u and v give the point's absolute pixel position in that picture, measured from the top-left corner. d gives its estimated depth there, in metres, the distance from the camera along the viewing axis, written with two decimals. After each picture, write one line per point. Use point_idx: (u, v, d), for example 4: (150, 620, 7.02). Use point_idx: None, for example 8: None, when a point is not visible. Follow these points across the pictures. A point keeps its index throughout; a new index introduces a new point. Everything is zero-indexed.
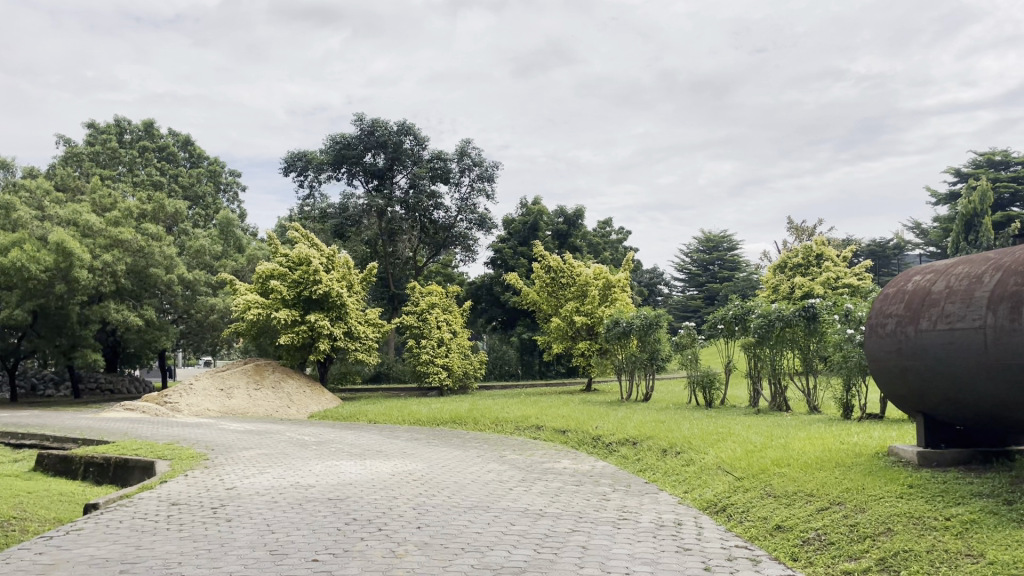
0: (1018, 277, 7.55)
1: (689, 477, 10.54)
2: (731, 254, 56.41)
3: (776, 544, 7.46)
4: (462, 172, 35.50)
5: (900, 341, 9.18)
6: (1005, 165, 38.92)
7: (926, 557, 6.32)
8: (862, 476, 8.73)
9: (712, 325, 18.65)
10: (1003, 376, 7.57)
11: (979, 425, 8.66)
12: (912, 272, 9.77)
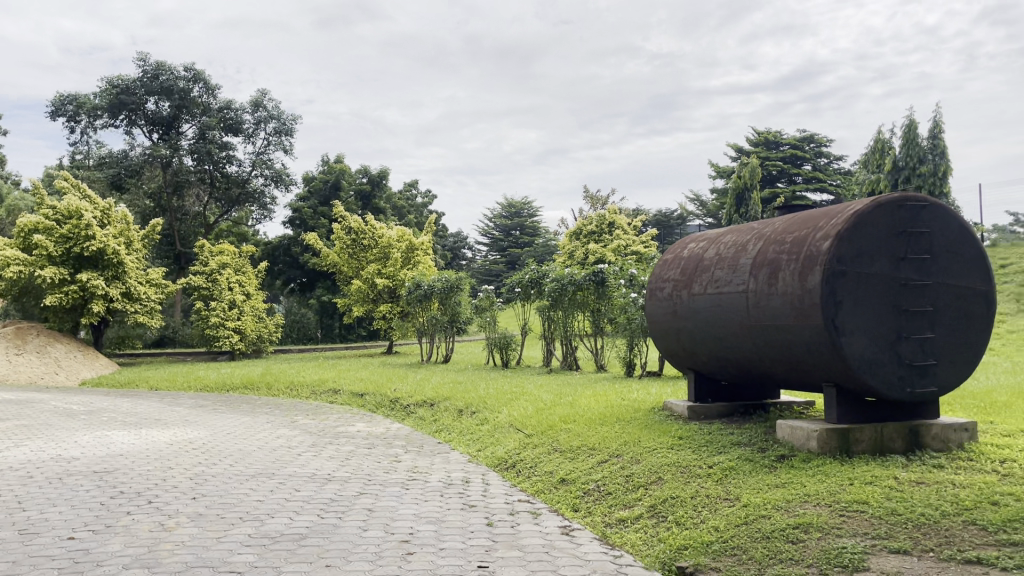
0: (777, 246, 8.28)
1: (482, 436, 10.74)
2: (531, 221, 58.29)
3: (558, 498, 7.77)
4: (256, 125, 33.75)
5: (675, 304, 9.83)
6: (776, 146, 42.78)
7: (689, 503, 6.84)
8: (638, 430, 9.30)
9: (509, 289, 19.06)
10: (761, 336, 8.30)
11: (740, 380, 9.49)
12: (688, 240, 10.46)
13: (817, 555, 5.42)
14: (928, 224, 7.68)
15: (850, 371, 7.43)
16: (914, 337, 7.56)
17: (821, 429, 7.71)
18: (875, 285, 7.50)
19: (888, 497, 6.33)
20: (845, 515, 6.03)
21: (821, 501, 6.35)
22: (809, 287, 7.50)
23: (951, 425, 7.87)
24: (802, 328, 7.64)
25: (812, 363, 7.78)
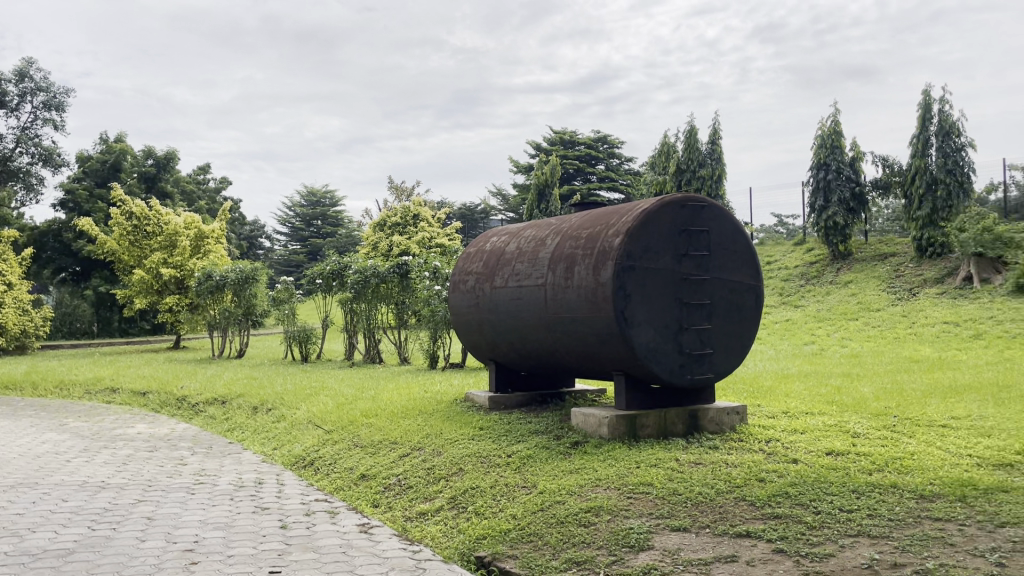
0: (573, 241, 8.60)
1: (278, 434, 10.29)
2: (332, 211, 56.94)
3: (357, 494, 7.59)
4: (20, 96, 30.33)
5: (478, 297, 9.94)
6: (573, 145, 44.60)
7: (488, 493, 6.93)
8: (440, 422, 9.32)
9: (310, 280, 18.46)
10: (557, 327, 8.58)
11: (538, 371, 9.79)
12: (490, 234, 10.62)
13: (607, 537, 5.66)
14: (706, 223, 8.29)
15: (637, 360, 7.85)
16: (693, 328, 8.13)
17: (612, 416, 8.10)
18: (660, 279, 7.98)
19: (671, 478, 6.77)
20: (633, 497, 6.37)
21: (612, 485, 6.67)
22: (601, 281, 7.83)
23: (725, 409, 8.55)
24: (594, 319, 7.96)
25: (604, 353, 8.14)
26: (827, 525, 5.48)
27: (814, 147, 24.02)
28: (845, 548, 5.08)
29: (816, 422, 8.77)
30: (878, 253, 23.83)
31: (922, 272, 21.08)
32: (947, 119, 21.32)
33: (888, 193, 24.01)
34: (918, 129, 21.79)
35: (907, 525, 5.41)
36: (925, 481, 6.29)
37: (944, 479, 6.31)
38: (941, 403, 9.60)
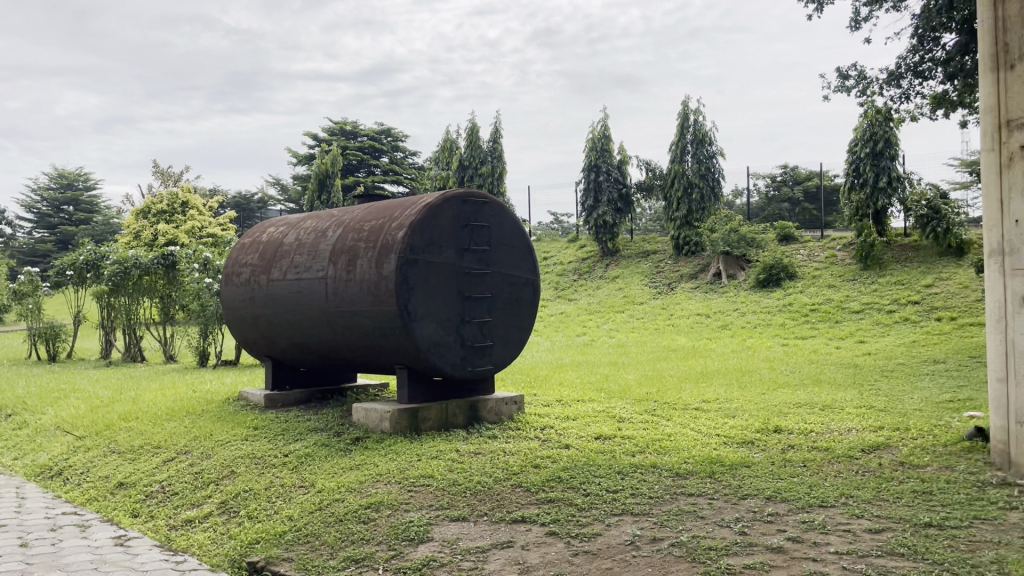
0: (355, 234, 8.44)
1: (18, 442, 9.18)
2: (87, 196, 51.81)
3: (115, 504, 6.95)
4: None
5: (253, 290, 9.48)
6: (354, 136, 43.86)
7: (263, 495, 6.63)
8: (209, 423, 8.79)
9: (59, 272, 16.67)
10: (339, 322, 8.38)
11: (318, 366, 9.52)
12: (267, 224, 10.17)
13: (386, 532, 5.62)
14: (487, 219, 8.47)
15: (420, 354, 7.85)
16: (473, 321, 8.27)
17: (393, 411, 8.05)
18: (442, 273, 8.04)
19: (451, 469, 6.86)
20: (413, 490, 6.38)
21: (392, 480, 6.63)
22: (383, 274, 7.75)
23: (504, 399, 8.80)
24: (376, 313, 7.87)
25: (386, 347, 8.07)
26: (595, 506, 5.81)
27: (586, 149, 25.39)
28: (611, 526, 5.41)
29: (587, 409, 9.28)
30: (641, 250, 25.62)
31: (679, 268, 22.95)
32: (701, 129, 23.47)
33: (651, 195, 25.92)
34: (676, 137, 23.75)
35: (665, 501, 5.86)
36: (681, 460, 6.86)
37: (696, 458, 6.92)
38: (693, 388, 10.54)
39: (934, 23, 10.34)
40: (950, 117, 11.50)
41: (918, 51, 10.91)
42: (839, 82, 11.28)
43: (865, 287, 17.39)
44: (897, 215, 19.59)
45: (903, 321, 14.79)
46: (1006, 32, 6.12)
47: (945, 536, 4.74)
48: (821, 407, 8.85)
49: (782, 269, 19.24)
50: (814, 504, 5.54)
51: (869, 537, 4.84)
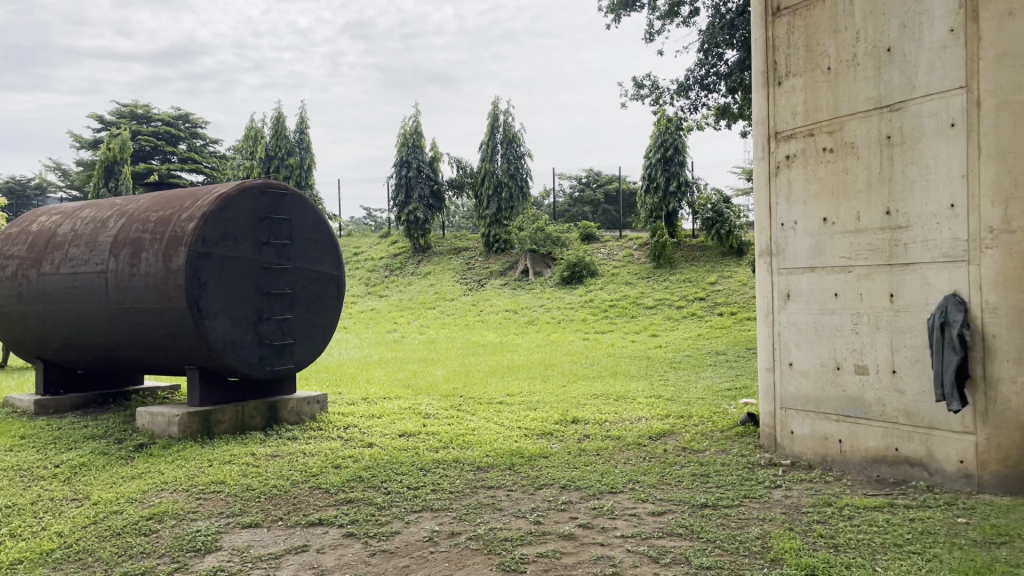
0: (141, 225, 7.84)
1: None
2: None
3: None
4: None
5: (20, 286, 8.56)
6: (146, 120, 40.87)
7: (28, 510, 5.97)
8: None
9: None
10: (121, 319, 7.74)
11: (98, 368, 8.76)
12: (38, 213, 9.22)
13: (169, 543, 5.23)
14: (288, 212, 8.15)
15: (213, 352, 7.42)
16: (272, 318, 7.93)
17: (184, 413, 7.57)
18: (238, 267, 7.64)
19: (245, 474, 6.53)
20: (202, 498, 6.01)
21: (178, 488, 6.22)
22: (172, 268, 7.25)
23: (306, 399, 8.52)
24: (164, 310, 7.35)
25: (176, 347, 7.55)
26: (395, 504, 5.74)
27: (397, 144, 25.17)
28: (410, 523, 5.36)
29: (392, 406, 9.19)
30: (452, 247, 25.78)
31: (488, 265, 23.32)
32: (509, 129, 24.05)
33: (461, 193, 26.15)
34: (487, 135, 24.15)
35: (465, 495, 5.90)
36: (482, 454, 6.94)
37: (497, 451, 7.04)
38: (498, 383, 10.75)
39: (717, 39, 11.20)
40: (731, 128, 12.46)
41: (704, 65, 11.73)
42: (635, 90, 11.91)
43: (658, 284, 18.52)
44: (687, 217, 21.03)
45: (690, 316, 15.90)
46: (776, 51, 6.71)
47: (718, 515, 5.11)
48: (615, 398, 9.31)
49: (584, 266, 20.08)
50: (604, 491, 5.79)
51: (652, 520, 5.11)
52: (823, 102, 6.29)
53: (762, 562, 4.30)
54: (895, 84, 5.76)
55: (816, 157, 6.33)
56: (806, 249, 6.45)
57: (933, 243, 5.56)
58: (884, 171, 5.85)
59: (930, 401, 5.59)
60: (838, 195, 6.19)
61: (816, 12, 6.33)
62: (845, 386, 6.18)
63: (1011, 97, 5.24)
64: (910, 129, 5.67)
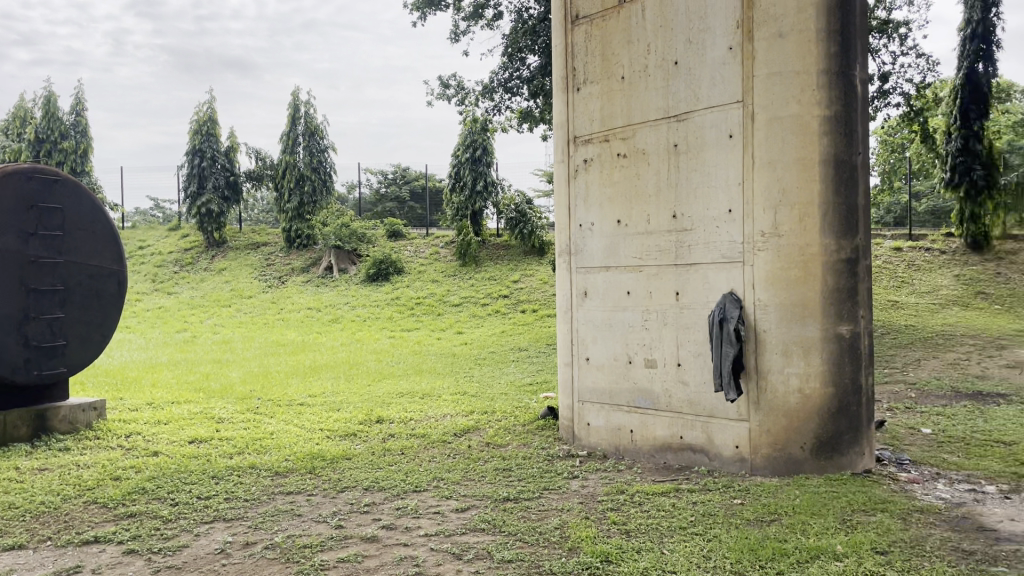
0: None
1: None
2: None
3: None
4: None
5: None
6: None
7: None
8: None
9: None
10: None
11: None
12: None
13: None
14: (58, 201, 7.36)
15: None
16: (41, 318, 7.15)
17: None
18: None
19: (7, 490, 5.84)
20: None
21: None
22: None
23: (81, 406, 7.76)
24: None
25: None
26: (184, 516, 5.36)
27: (189, 132, 23.64)
28: (199, 536, 5.02)
29: (182, 411, 8.60)
30: (250, 242, 24.60)
31: (290, 261, 22.47)
32: (312, 121, 23.33)
33: (261, 185, 25.01)
34: (288, 127, 23.26)
35: (261, 503, 5.62)
36: (280, 459, 6.65)
37: (296, 455, 6.77)
38: (299, 383, 10.36)
39: (520, 44, 11.50)
40: (534, 131, 12.81)
41: (508, 68, 11.96)
42: (440, 90, 11.94)
43: (465, 282, 18.73)
44: (492, 216, 21.39)
45: (495, 313, 16.18)
46: (575, 58, 6.96)
47: (519, 508, 5.21)
48: (420, 395, 9.27)
49: (390, 264, 19.89)
50: (408, 490, 5.73)
51: (456, 517, 5.12)
52: (617, 110, 6.61)
53: (560, 552, 4.43)
54: (681, 95, 6.16)
55: (611, 162, 6.65)
56: (602, 249, 6.75)
57: (714, 245, 6.00)
58: (671, 177, 6.24)
59: (709, 392, 6.03)
60: (630, 198, 6.53)
61: (611, 23, 6.63)
62: (636, 379, 6.53)
63: (779, 112, 5.67)
64: (694, 138, 6.09)
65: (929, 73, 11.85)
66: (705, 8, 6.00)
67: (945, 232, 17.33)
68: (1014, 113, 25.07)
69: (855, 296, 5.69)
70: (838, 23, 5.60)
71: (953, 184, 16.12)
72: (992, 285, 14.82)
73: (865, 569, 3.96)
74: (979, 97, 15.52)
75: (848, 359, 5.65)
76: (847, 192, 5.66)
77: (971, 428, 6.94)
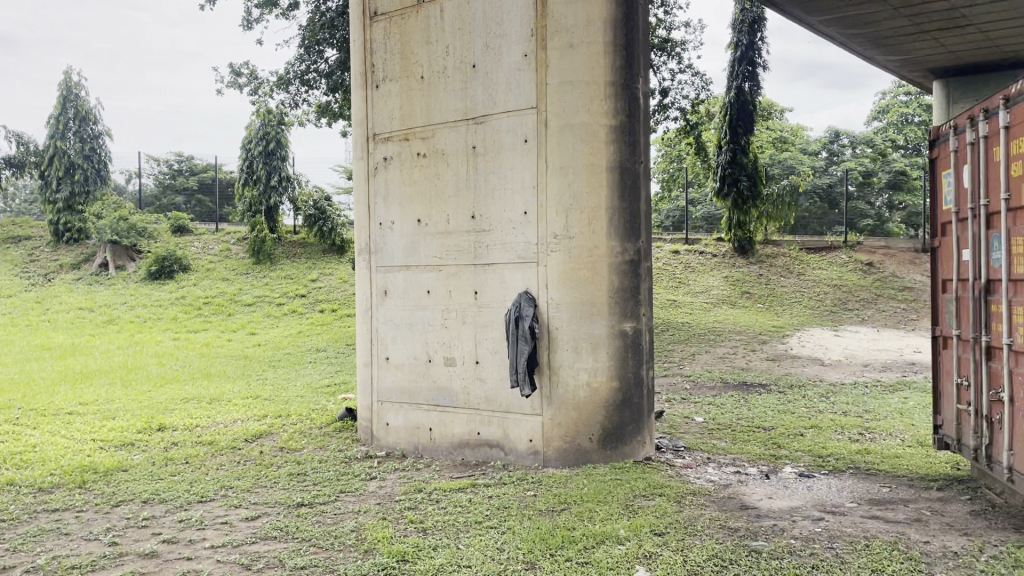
0: None
1: None
2: None
3: None
4: None
5: None
6: None
7: None
8: None
9: None
10: None
11: None
12: None
13: None
14: None
15: None
16: None
17: None
18: None
19: None
20: None
21: None
22: None
23: None
24: None
25: None
26: None
27: None
28: None
29: None
30: (9, 235, 22.07)
31: (57, 257, 20.42)
32: (83, 105, 21.36)
33: (22, 172, 22.51)
34: (56, 109, 21.14)
35: (22, 523, 5.06)
36: (44, 474, 6.03)
37: (64, 469, 6.16)
38: (68, 391, 9.44)
39: (318, 37, 11.22)
40: (333, 126, 12.52)
41: (305, 61, 11.61)
42: (231, 78, 11.36)
43: (258, 280, 17.95)
44: (288, 212, 20.67)
45: (291, 313, 15.65)
46: (373, 55, 6.89)
47: (314, 513, 5.08)
48: (208, 400, 8.77)
49: (175, 261, 18.65)
50: (193, 501, 5.40)
51: (245, 526, 4.90)
52: (417, 109, 6.62)
53: (356, 554, 4.37)
54: (479, 98, 6.28)
55: (410, 161, 6.65)
56: (402, 249, 6.74)
57: (510, 245, 6.17)
58: (469, 178, 6.34)
59: (505, 388, 6.20)
60: (429, 199, 6.56)
61: (410, 22, 6.63)
62: (435, 378, 6.57)
63: (570, 120, 5.93)
64: (491, 141, 6.23)
65: (703, 91, 12.90)
66: (501, 15, 6.16)
67: (716, 237, 18.95)
68: (772, 131, 27.95)
69: (637, 295, 6.07)
70: (622, 38, 5.95)
71: (722, 193, 17.62)
72: (755, 286, 16.42)
73: (646, 550, 4.24)
74: (745, 115, 17.11)
75: (632, 354, 6.02)
76: (631, 197, 6.03)
77: (736, 415, 7.65)
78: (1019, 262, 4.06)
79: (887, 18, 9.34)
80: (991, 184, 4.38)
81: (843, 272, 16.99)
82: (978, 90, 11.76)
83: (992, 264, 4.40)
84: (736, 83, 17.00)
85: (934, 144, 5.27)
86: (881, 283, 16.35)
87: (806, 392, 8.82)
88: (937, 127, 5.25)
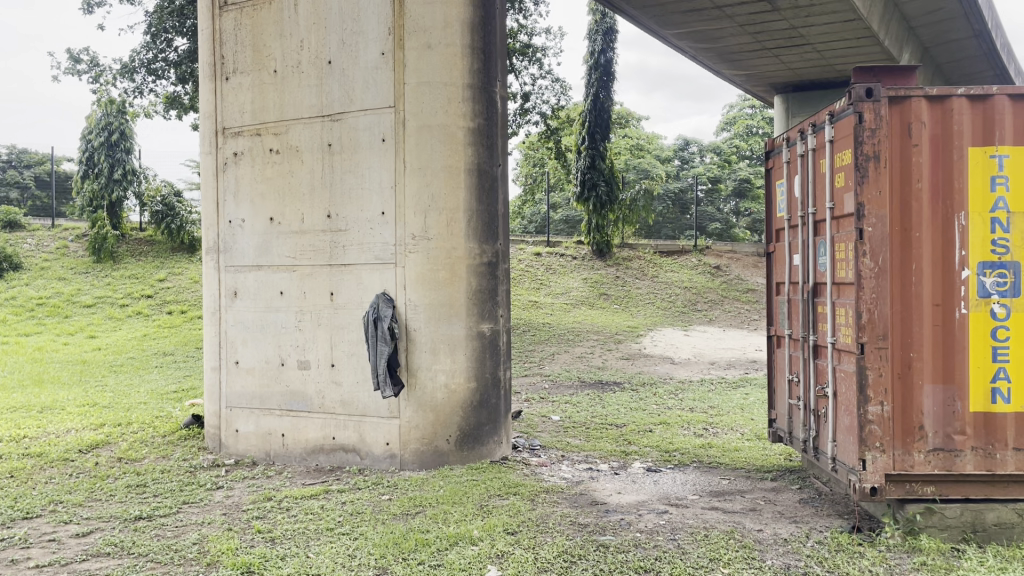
0: None
1: None
2: None
3: None
4: None
5: None
6: None
7: None
8: None
9: None
10: None
11: None
12: None
13: None
14: None
15: None
16: None
17: None
18: None
19: None
20: None
21: None
22: None
23: None
24: None
25: None
26: None
27: None
28: None
29: None
30: None
31: None
32: None
33: None
34: None
35: None
36: None
37: None
38: None
39: (167, 24, 10.69)
40: (182, 119, 11.92)
41: (151, 49, 11.01)
42: (68, 64, 10.61)
43: (98, 280, 16.85)
44: (133, 208, 19.52)
45: (135, 315, 14.79)
46: (223, 45, 6.61)
47: (152, 527, 4.81)
48: (38, 409, 8.15)
49: (3, 259, 17.20)
50: (16, 518, 4.99)
51: (75, 543, 4.58)
52: (269, 104, 6.41)
53: (198, 568, 4.17)
54: (335, 95, 6.15)
55: (262, 157, 6.42)
56: (253, 248, 6.50)
57: (368, 246, 6.08)
58: (325, 176, 6.20)
59: (362, 391, 6.10)
60: (283, 196, 6.36)
61: (263, 14, 6.40)
62: (289, 382, 6.38)
63: (428, 120, 5.90)
64: (348, 139, 6.12)
65: (563, 96, 13.18)
66: (357, 12, 6.07)
67: (576, 240, 19.42)
68: (630, 138, 28.93)
69: (494, 296, 6.12)
70: (480, 43, 6.00)
71: (582, 197, 18.08)
72: (612, 288, 16.97)
73: (498, 550, 4.26)
74: (602, 122, 17.63)
75: (489, 356, 6.07)
76: (488, 200, 6.07)
77: (591, 413, 7.86)
78: (842, 267, 4.37)
79: (734, 34, 9.86)
80: (819, 194, 4.70)
81: (693, 274, 17.85)
82: (815, 106, 12.59)
83: (819, 268, 4.72)
84: (594, 90, 17.49)
85: (769, 155, 5.61)
86: (728, 285, 17.28)
87: (656, 389, 9.18)
88: (772, 139, 5.58)
